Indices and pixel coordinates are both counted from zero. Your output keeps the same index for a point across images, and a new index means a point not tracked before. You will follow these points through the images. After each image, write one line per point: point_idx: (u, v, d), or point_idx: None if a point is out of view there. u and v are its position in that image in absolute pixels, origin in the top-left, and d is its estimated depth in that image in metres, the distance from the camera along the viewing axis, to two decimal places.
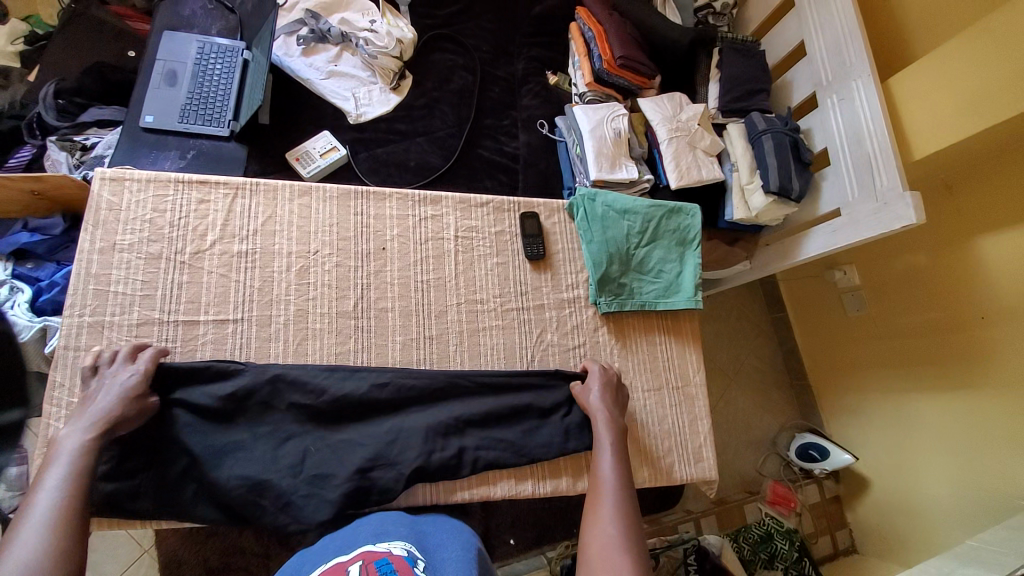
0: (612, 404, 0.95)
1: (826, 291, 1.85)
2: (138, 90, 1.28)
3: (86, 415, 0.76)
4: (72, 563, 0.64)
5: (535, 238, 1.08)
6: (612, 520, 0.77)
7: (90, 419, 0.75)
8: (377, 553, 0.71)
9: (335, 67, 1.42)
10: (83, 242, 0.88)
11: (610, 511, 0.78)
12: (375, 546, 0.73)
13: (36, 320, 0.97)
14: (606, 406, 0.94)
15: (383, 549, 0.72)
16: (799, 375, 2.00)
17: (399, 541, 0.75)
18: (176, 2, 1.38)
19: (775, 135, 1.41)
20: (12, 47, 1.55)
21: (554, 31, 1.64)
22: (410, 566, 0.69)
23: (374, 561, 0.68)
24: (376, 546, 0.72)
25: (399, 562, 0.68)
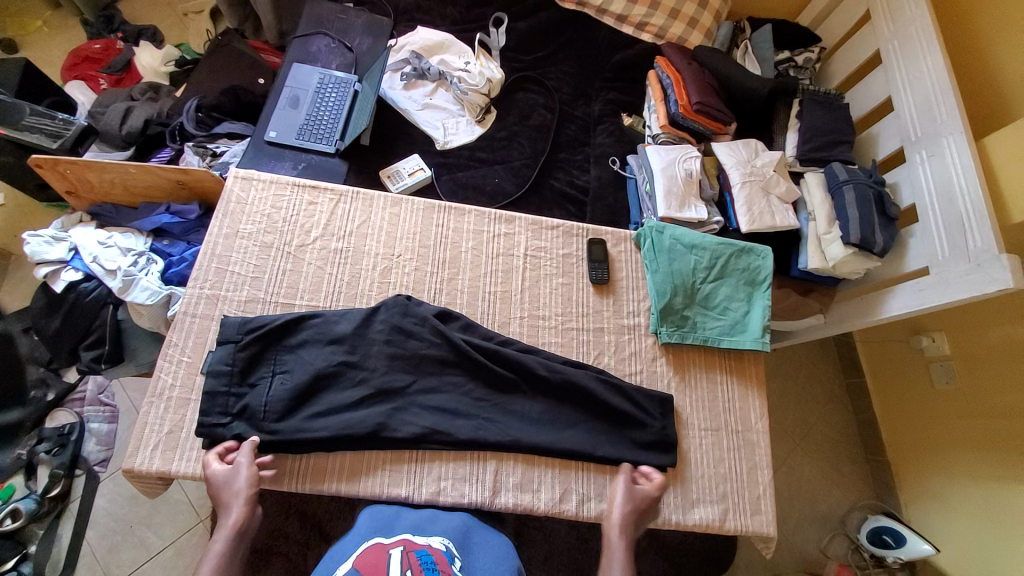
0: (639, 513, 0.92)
1: (913, 359, 1.70)
2: (267, 110, 1.50)
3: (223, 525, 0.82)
4: None
5: (601, 263, 1.11)
6: None
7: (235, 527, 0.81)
8: (417, 544, 0.76)
9: (431, 100, 1.58)
10: (213, 227, 1.03)
11: None
12: (414, 538, 0.79)
13: (164, 287, 1.12)
14: (628, 527, 0.89)
15: (423, 541, 0.77)
16: (878, 451, 1.81)
17: (438, 536, 0.80)
18: (306, 40, 1.61)
19: (857, 186, 1.38)
20: (164, 67, 1.91)
21: (633, 77, 1.72)
22: (448, 562, 0.74)
23: (415, 551, 0.73)
24: (416, 538, 0.78)
25: (438, 555, 0.74)
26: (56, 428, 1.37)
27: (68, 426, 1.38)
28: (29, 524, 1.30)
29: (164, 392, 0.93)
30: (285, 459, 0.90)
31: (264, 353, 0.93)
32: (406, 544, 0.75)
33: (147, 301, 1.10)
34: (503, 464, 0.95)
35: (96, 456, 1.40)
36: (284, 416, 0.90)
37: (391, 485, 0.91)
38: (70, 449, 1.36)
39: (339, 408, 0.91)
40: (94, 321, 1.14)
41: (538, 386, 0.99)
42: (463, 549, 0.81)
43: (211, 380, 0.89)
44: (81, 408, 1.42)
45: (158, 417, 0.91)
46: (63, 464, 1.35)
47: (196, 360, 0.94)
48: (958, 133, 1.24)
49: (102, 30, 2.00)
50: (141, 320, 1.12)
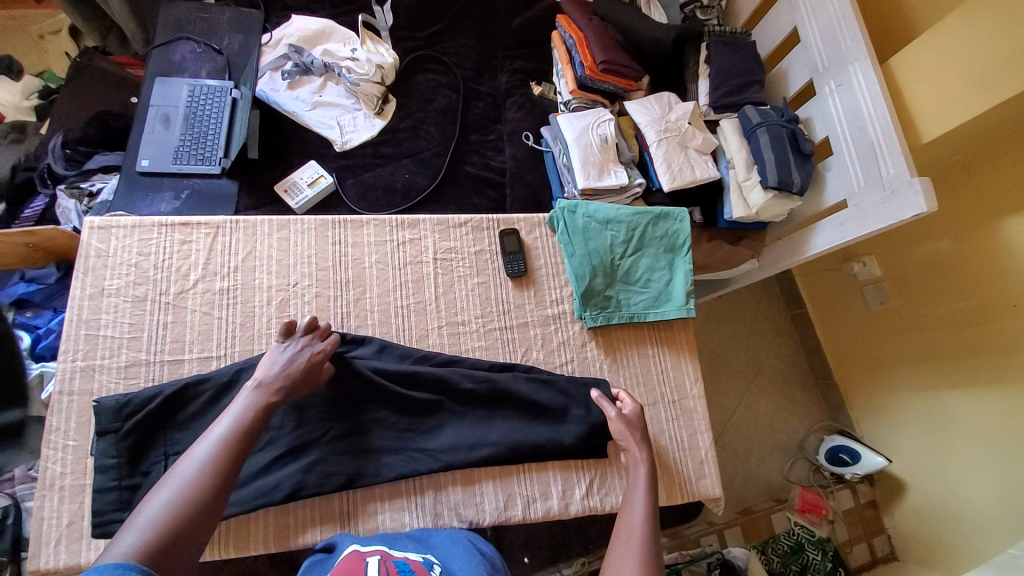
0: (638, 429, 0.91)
1: (847, 284, 1.74)
2: (134, 135, 1.34)
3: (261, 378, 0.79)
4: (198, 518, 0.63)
5: (515, 254, 1.05)
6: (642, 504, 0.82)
7: (262, 383, 0.78)
8: (394, 555, 0.75)
9: (320, 97, 1.45)
10: (75, 289, 0.91)
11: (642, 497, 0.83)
12: (392, 552, 0.77)
13: (35, 366, 1.03)
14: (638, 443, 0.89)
15: (400, 553, 0.75)
16: (826, 374, 1.88)
17: (417, 550, 0.78)
18: (167, 48, 1.43)
19: (769, 128, 1.35)
20: (28, 102, 1.68)
21: (536, 41, 1.63)
22: (426, 570, 0.72)
23: (392, 561, 0.72)
24: (394, 552, 0.76)
25: (416, 564, 0.72)
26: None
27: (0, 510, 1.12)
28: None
29: (55, 482, 0.84)
30: None
31: (149, 438, 0.84)
32: (384, 555, 0.74)
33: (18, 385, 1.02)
34: (442, 483, 0.91)
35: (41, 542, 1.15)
36: None
37: (328, 531, 0.87)
38: (10, 532, 1.11)
39: (245, 479, 0.84)
40: None
41: (468, 396, 0.95)
42: (440, 553, 0.79)
43: (98, 478, 0.81)
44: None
45: (54, 510, 0.82)
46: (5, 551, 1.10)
47: (82, 444, 0.85)
48: (863, 59, 1.22)
49: None
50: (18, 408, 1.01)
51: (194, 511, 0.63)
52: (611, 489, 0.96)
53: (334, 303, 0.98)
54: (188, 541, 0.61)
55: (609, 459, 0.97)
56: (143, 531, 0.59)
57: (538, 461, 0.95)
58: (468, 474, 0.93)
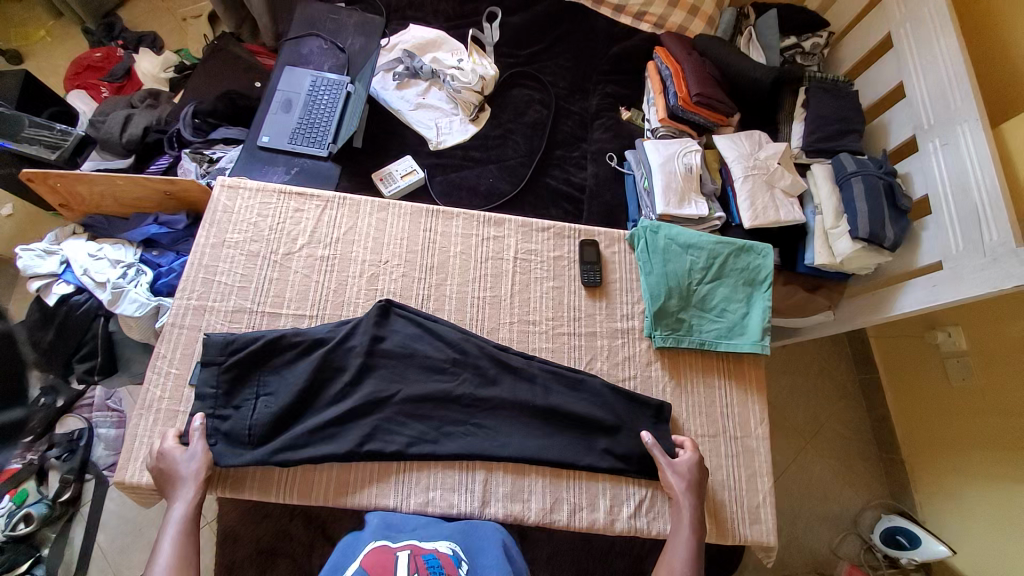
0: (694, 481, 0.91)
1: (926, 354, 1.63)
2: (259, 114, 1.49)
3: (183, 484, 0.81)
4: None
5: (593, 265, 1.08)
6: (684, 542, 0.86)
7: (186, 491, 0.81)
8: (424, 549, 0.76)
9: (424, 99, 1.56)
10: (201, 237, 1.02)
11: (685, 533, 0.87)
12: (422, 543, 0.78)
13: (152, 299, 1.12)
14: (690, 486, 0.91)
15: (430, 546, 0.76)
16: (891, 447, 1.74)
17: (445, 540, 0.79)
18: (298, 42, 1.60)
19: (865, 178, 1.32)
20: (164, 74, 1.94)
21: (632, 69, 1.68)
22: (455, 566, 0.73)
23: (422, 555, 0.73)
24: (424, 543, 0.77)
25: (445, 560, 0.73)
26: (66, 433, 1.39)
27: (77, 432, 1.40)
28: (42, 527, 1.33)
29: (154, 404, 0.92)
30: (272, 470, 0.90)
31: (242, 376, 0.92)
32: (413, 548, 0.75)
33: (136, 314, 1.11)
34: (493, 472, 0.93)
35: (105, 460, 1.42)
36: (268, 438, 0.89)
37: (379, 496, 0.90)
38: (80, 454, 1.39)
39: (317, 433, 0.90)
40: (86, 333, 1.16)
41: (532, 394, 0.97)
42: (470, 549, 0.80)
43: (196, 403, 0.89)
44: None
45: (148, 429, 0.90)
46: (73, 470, 1.38)
47: (183, 372, 0.93)
48: (974, 121, 1.17)
49: (104, 39, 2.02)
50: (131, 332, 1.14)
51: None
52: (659, 513, 0.94)
53: (418, 286, 1.04)
54: None
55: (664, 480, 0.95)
56: None
57: (589, 467, 0.94)
58: (519, 472, 0.93)
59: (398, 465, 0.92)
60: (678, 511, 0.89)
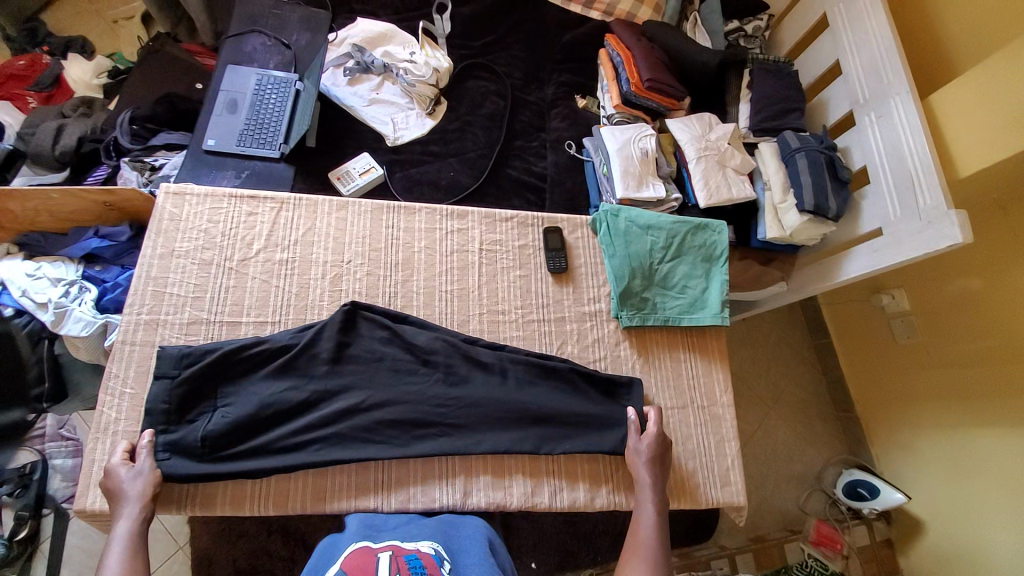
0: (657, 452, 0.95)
1: (873, 317, 1.74)
2: (202, 117, 1.43)
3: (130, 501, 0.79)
4: None
5: (558, 252, 1.09)
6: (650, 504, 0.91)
7: (133, 508, 0.78)
8: (406, 549, 0.75)
9: (377, 95, 1.53)
10: (147, 248, 0.97)
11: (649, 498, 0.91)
12: (403, 544, 0.78)
13: (99, 316, 1.07)
14: (651, 458, 0.94)
15: (412, 546, 0.76)
16: (847, 406, 1.86)
17: (426, 540, 0.79)
18: (240, 40, 1.53)
19: (808, 154, 1.39)
20: (97, 80, 1.82)
21: (584, 57, 1.70)
22: (437, 565, 0.73)
23: (404, 555, 0.72)
24: (405, 543, 0.77)
25: (427, 559, 0.73)
26: (17, 468, 1.29)
27: (29, 465, 1.30)
28: None
29: (109, 427, 0.88)
30: (244, 482, 0.87)
31: (201, 388, 0.88)
32: (395, 550, 0.75)
33: (83, 333, 1.06)
34: (473, 463, 0.94)
35: (63, 493, 1.34)
36: (231, 450, 0.86)
37: (359, 498, 0.89)
38: (35, 489, 1.30)
39: (290, 440, 0.88)
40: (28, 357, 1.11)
41: (506, 383, 0.98)
42: (453, 545, 0.80)
43: (146, 419, 0.85)
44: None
45: (105, 453, 0.86)
46: (28, 505, 1.29)
47: (138, 391, 0.89)
48: (904, 94, 1.26)
49: (26, 45, 1.88)
50: (79, 353, 1.08)
51: None
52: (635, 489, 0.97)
53: (384, 284, 1.03)
54: None
55: None
56: None
57: (567, 449, 0.96)
58: (499, 461, 0.95)
59: (377, 464, 0.91)
60: (642, 487, 0.92)
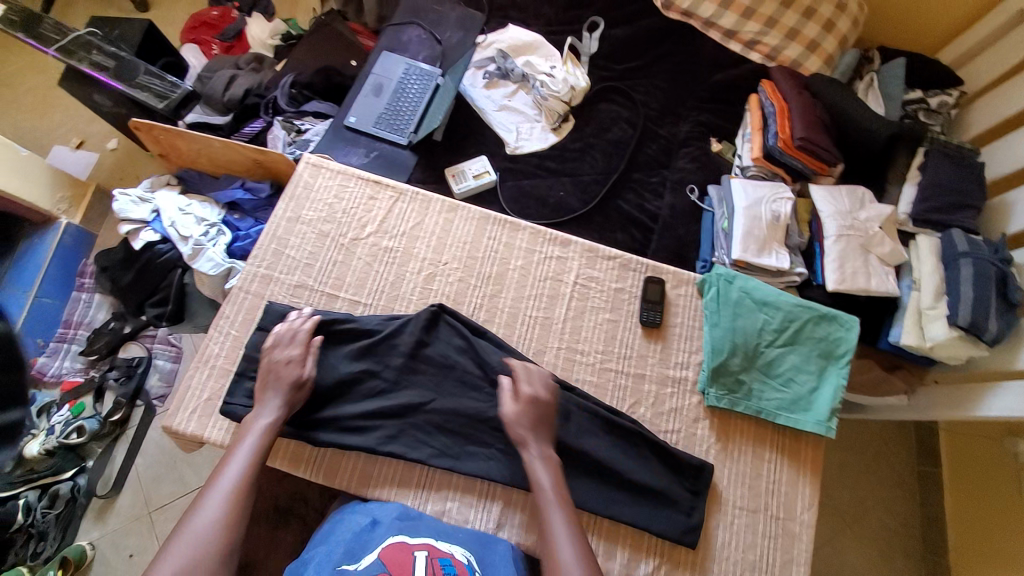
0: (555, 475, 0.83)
1: (1008, 463, 1.37)
2: (350, 94, 1.54)
3: (271, 398, 0.86)
4: (236, 529, 0.74)
5: (654, 305, 1.02)
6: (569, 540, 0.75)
7: (272, 404, 0.85)
8: (440, 552, 0.74)
9: (509, 102, 1.54)
10: (279, 208, 1.06)
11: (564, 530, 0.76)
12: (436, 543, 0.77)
13: (226, 261, 1.20)
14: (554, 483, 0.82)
15: (446, 549, 0.75)
16: (940, 552, 1.49)
17: (460, 545, 0.78)
18: (399, 29, 1.63)
19: (976, 262, 1.17)
20: (271, 40, 2.02)
21: (731, 100, 1.59)
22: None
23: (438, 558, 0.72)
24: (439, 544, 0.76)
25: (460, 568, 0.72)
26: (127, 359, 1.54)
27: (137, 360, 1.54)
28: (90, 441, 1.47)
29: (210, 360, 0.97)
30: (304, 446, 0.92)
31: None
32: (430, 550, 0.74)
33: (210, 271, 1.20)
34: (512, 500, 0.91)
35: (156, 390, 1.56)
36: (301, 414, 0.91)
37: (397, 495, 0.90)
38: (135, 380, 1.53)
39: (351, 423, 0.91)
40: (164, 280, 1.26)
41: (563, 427, 0.93)
42: (482, 562, 0.78)
43: (243, 363, 0.93)
44: (75, 334, 1.58)
45: (200, 383, 0.95)
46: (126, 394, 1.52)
47: (240, 336, 0.98)
48: None
49: None
50: (203, 286, 1.22)
51: (224, 534, 0.72)
52: None
53: (472, 294, 1.03)
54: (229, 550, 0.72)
55: (689, 547, 0.89)
56: (188, 555, 0.69)
57: (611, 514, 0.89)
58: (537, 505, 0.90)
59: (422, 469, 0.92)
60: (546, 506, 0.79)
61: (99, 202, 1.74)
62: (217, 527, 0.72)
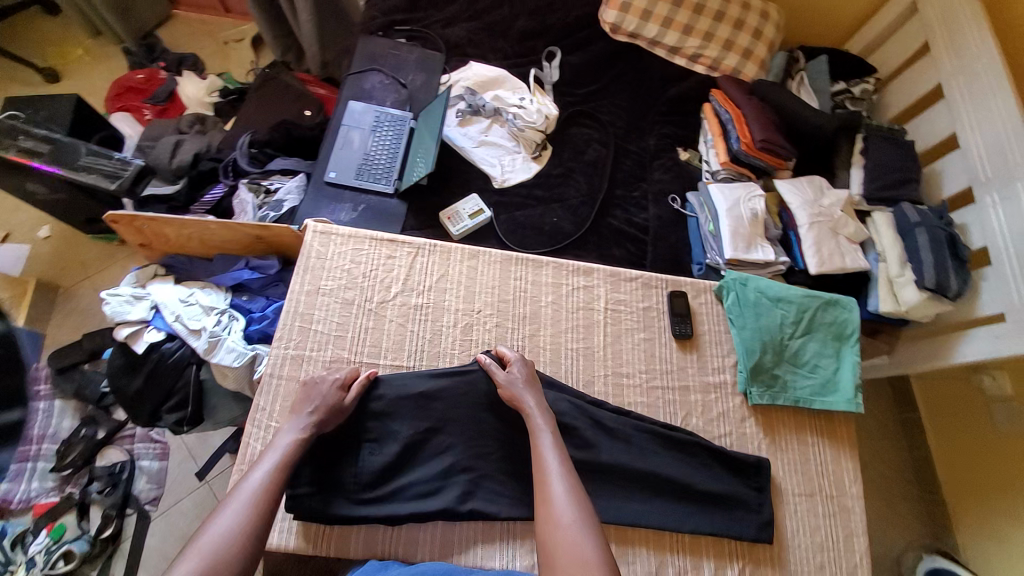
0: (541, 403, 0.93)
1: (971, 398, 1.54)
2: (324, 149, 1.49)
3: (299, 417, 0.89)
4: (253, 537, 0.75)
5: (683, 317, 1.08)
6: (561, 477, 0.82)
7: (298, 422, 0.87)
8: None
9: (486, 137, 1.56)
10: (294, 284, 1.03)
11: (559, 469, 0.83)
12: None
13: (248, 348, 1.13)
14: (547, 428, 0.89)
15: None
16: (933, 487, 1.65)
17: None
18: (361, 77, 1.60)
19: (930, 230, 1.33)
20: (209, 98, 1.89)
21: (688, 111, 1.71)
22: None
23: None
24: None
25: None
26: (106, 467, 1.37)
27: (119, 465, 1.37)
28: (81, 565, 1.28)
29: (254, 458, 0.92)
30: (376, 528, 0.90)
31: (346, 429, 0.93)
32: None
33: (234, 363, 1.11)
34: None
35: (146, 495, 1.38)
36: (375, 489, 0.90)
37: (485, 554, 0.89)
38: (122, 488, 1.35)
39: (428, 490, 0.90)
40: (178, 380, 1.14)
41: (628, 451, 0.96)
42: None
43: None
44: (39, 450, 1.36)
45: None
46: (114, 505, 1.34)
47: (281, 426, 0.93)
48: None
49: (144, 60, 1.98)
50: (226, 381, 1.13)
51: (242, 540, 0.74)
52: None
53: (511, 338, 1.04)
54: (244, 552, 0.73)
55: (766, 542, 0.94)
56: (201, 555, 0.70)
57: (690, 526, 0.92)
58: (621, 535, 0.91)
59: (504, 524, 0.91)
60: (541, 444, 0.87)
61: (40, 296, 1.54)
62: (234, 530, 0.74)
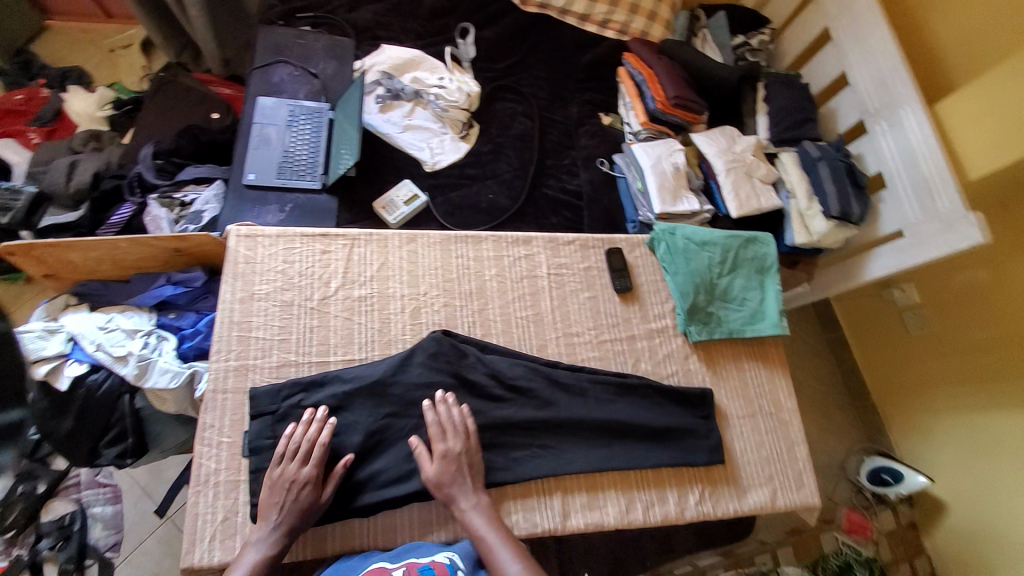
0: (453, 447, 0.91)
1: (884, 310, 1.74)
2: (238, 151, 1.41)
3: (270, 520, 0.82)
4: None
5: (622, 272, 1.13)
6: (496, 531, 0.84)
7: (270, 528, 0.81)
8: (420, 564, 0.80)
9: (410, 121, 1.53)
10: (226, 293, 0.99)
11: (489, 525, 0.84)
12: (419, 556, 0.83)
13: (185, 366, 1.07)
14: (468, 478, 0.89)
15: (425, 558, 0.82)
16: (862, 395, 1.84)
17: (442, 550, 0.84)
18: (267, 70, 1.52)
19: (830, 163, 1.46)
20: (101, 112, 1.71)
21: (605, 76, 1.75)
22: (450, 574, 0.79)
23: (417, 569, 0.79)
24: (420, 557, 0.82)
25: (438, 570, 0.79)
26: (54, 521, 1.19)
27: (68, 517, 1.20)
28: None
29: (209, 478, 0.88)
30: (352, 522, 0.90)
31: None
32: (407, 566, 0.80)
33: (170, 384, 1.05)
34: (569, 490, 0.96)
35: (106, 542, 1.25)
36: (343, 484, 0.89)
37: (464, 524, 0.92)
38: (76, 540, 1.20)
39: (399, 475, 0.91)
40: (111, 414, 1.06)
41: (586, 404, 1.01)
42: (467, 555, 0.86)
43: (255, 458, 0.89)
44: None
45: (209, 506, 0.87)
46: (71, 559, 1.18)
47: (234, 441, 0.90)
48: (914, 105, 1.34)
49: (18, 77, 1.77)
50: (165, 406, 1.06)
51: None
52: (721, 496, 1.02)
53: (462, 316, 1.05)
54: None
55: (720, 463, 1.03)
56: None
57: (652, 462, 0.99)
58: (589, 481, 0.97)
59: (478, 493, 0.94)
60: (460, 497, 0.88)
61: None
62: None
